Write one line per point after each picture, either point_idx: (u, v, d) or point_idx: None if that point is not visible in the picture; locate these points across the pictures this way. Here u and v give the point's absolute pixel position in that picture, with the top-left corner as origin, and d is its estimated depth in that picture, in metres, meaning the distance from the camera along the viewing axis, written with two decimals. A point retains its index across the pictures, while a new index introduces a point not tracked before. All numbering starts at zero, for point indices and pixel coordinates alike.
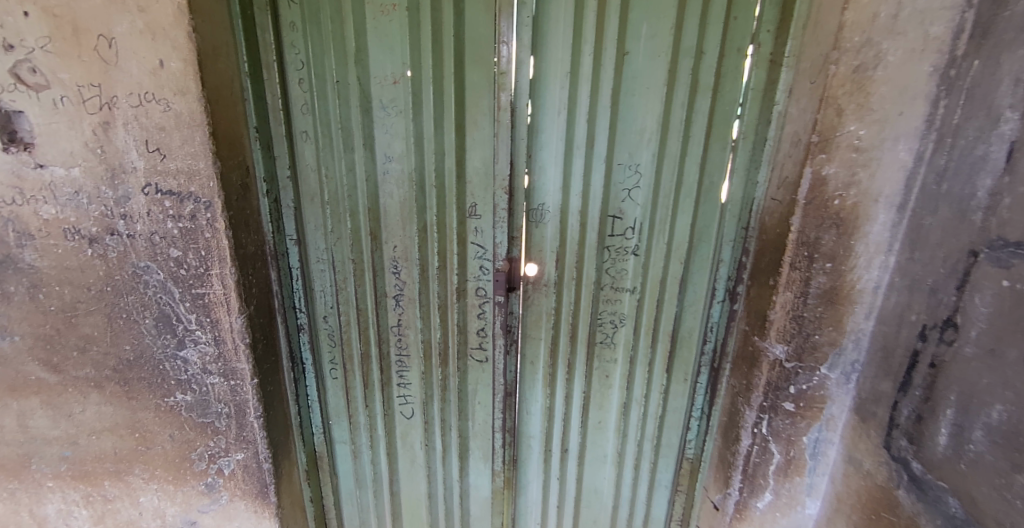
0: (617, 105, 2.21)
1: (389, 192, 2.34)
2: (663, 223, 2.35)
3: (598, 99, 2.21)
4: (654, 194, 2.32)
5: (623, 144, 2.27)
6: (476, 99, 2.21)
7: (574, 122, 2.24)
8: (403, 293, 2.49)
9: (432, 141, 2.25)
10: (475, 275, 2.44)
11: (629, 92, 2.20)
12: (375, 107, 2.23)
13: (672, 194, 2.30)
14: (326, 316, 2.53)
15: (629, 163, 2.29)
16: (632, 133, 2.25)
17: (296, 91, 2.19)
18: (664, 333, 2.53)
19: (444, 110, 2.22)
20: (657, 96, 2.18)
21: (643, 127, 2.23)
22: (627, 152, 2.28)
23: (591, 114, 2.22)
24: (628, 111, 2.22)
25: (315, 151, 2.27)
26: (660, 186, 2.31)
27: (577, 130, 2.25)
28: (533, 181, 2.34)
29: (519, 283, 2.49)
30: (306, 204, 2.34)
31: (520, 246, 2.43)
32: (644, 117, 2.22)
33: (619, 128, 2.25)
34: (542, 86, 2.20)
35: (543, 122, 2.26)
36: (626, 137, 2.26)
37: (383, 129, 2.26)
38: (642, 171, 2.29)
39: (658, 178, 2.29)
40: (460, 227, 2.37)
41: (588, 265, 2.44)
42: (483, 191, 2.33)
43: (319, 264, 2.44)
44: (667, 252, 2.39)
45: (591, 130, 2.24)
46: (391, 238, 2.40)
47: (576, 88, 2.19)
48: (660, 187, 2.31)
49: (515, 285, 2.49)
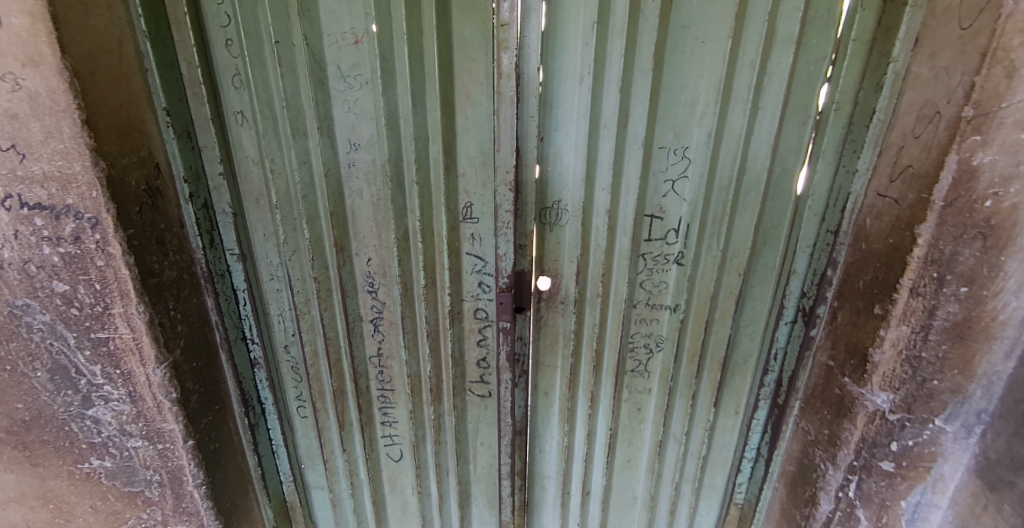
0: (661, 67, 1.62)
1: (356, 188, 1.78)
2: (718, 225, 1.79)
3: (635, 61, 1.61)
4: (707, 187, 1.75)
5: (668, 120, 1.69)
6: (469, 64, 1.61)
7: (603, 93, 1.65)
8: (383, 317, 1.97)
9: (409, 123, 1.66)
10: (473, 294, 1.91)
11: (679, 48, 1.60)
12: (331, 76, 1.64)
13: (731, 186, 1.73)
14: (287, 345, 2.01)
15: (675, 146, 1.71)
16: (679, 106, 1.66)
17: (222, 56, 1.60)
18: (712, 359, 2.00)
19: (425, 80, 1.62)
20: (719, 55, 1.58)
21: (697, 98, 1.64)
22: (673, 132, 1.70)
23: (627, 80, 1.63)
24: (675, 76, 1.63)
25: (255, 137, 1.70)
26: (717, 176, 1.73)
27: (605, 103, 1.66)
28: (545, 172, 1.77)
29: (529, 303, 1.95)
30: (250, 208, 1.79)
31: (531, 257, 1.88)
32: (698, 83, 1.63)
33: (662, 98, 1.66)
34: (559, 44, 1.61)
35: (560, 94, 1.67)
36: (673, 110, 1.67)
37: (345, 106, 1.68)
38: (693, 157, 1.72)
39: (714, 165, 1.72)
40: (451, 234, 1.81)
41: (619, 278, 1.90)
42: (480, 187, 1.75)
43: (274, 283, 1.90)
44: (723, 261, 1.84)
45: (625, 103, 1.66)
46: (363, 249, 1.86)
47: (606, 46, 1.60)
48: (716, 178, 1.73)
49: (524, 306, 1.96)
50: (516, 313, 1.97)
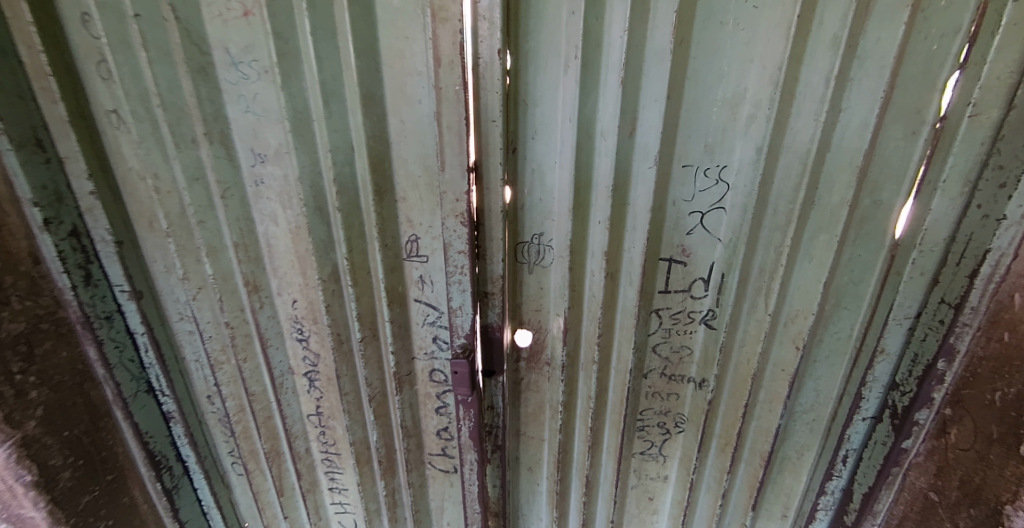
0: (688, 47, 1.06)
1: (269, 213, 1.34)
2: (771, 277, 1.21)
3: (647, 38, 1.05)
4: (755, 224, 1.17)
5: (697, 125, 1.12)
6: (401, 43, 1.10)
7: (598, 85, 1.10)
8: (319, 371, 1.54)
9: (323, 128, 1.18)
10: (426, 351, 1.44)
11: (718, 16, 1.03)
12: (220, 64, 1.19)
13: (795, 224, 1.14)
14: (211, 396, 1.63)
15: (706, 163, 1.15)
16: (716, 104, 1.09)
17: (80, 38, 1.19)
18: (753, 453, 1.44)
19: (340, 68, 1.13)
20: (781, 27, 1.00)
21: (743, 93, 1.07)
22: (705, 142, 1.13)
23: (635, 67, 1.07)
24: (710, 60, 1.06)
25: (134, 143, 1.29)
26: (771, 209, 1.15)
27: (602, 101, 1.11)
28: (518, 196, 1.24)
29: (500, 368, 1.44)
30: (143, 233, 1.40)
31: (499, 307, 1.35)
32: (746, 72, 1.05)
33: (691, 92, 1.10)
34: (534, 11, 1.05)
35: (535, 87, 1.12)
36: (707, 112, 1.11)
37: (242, 104, 1.22)
38: (734, 180, 1.15)
39: (766, 193, 1.14)
40: (391, 277, 1.34)
41: (624, 340, 1.36)
42: (427, 215, 1.26)
43: (184, 324, 1.52)
44: (775, 329, 1.27)
45: (632, 100, 1.10)
46: (286, 288, 1.44)
47: (602, 16, 1.04)
48: (770, 210, 1.15)
49: (493, 370, 1.45)
50: (483, 377, 1.46)
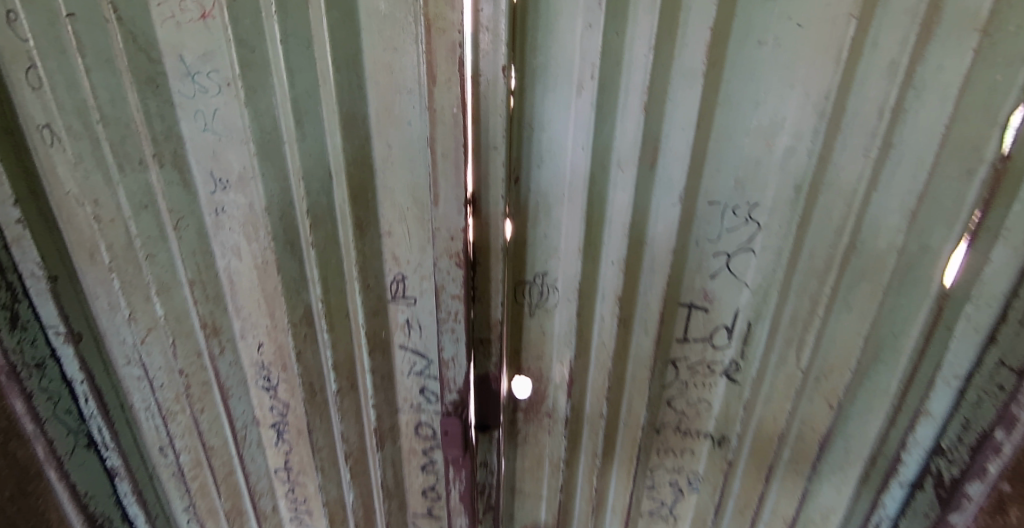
0: (719, 69, 0.89)
1: (231, 245, 1.16)
2: (805, 329, 1.06)
3: (674, 56, 0.88)
4: (790, 272, 1.01)
5: (727, 156, 0.96)
6: (388, 55, 0.93)
7: (615, 108, 0.94)
8: (287, 423, 1.35)
9: (294, 150, 1.01)
10: (412, 403, 1.27)
11: (755, 35, 0.87)
12: (173, 74, 1.01)
13: (834, 271, 0.99)
14: (163, 448, 1.43)
15: (736, 200, 0.99)
16: (748, 133, 0.94)
17: (6, 40, 1.00)
18: (777, 518, 1.29)
19: (316, 82, 0.96)
20: (829, 49, 0.84)
21: (780, 122, 0.92)
22: (735, 176, 0.97)
23: (659, 89, 0.91)
24: (745, 83, 0.90)
25: (71, 164, 1.09)
26: (807, 254, 1.00)
27: (620, 127, 0.95)
28: (521, 232, 1.08)
29: (495, 423, 1.26)
30: (84, 267, 1.21)
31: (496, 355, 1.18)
32: (786, 98, 0.90)
33: (720, 119, 0.94)
34: (545, 22, 0.89)
35: (543, 108, 0.96)
36: (738, 142, 0.95)
37: (199, 121, 1.04)
38: (767, 221, 0.99)
39: (804, 236, 0.98)
40: (372, 321, 1.16)
41: (636, 394, 1.20)
42: (415, 253, 1.09)
43: (132, 369, 1.32)
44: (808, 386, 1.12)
45: (655, 128, 0.94)
46: (251, 330, 1.25)
47: (622, 30, 0.87)
48: (807, 255, 1.00)
49: (487, 426, 1.27)
50: (477, 432, 1.28)
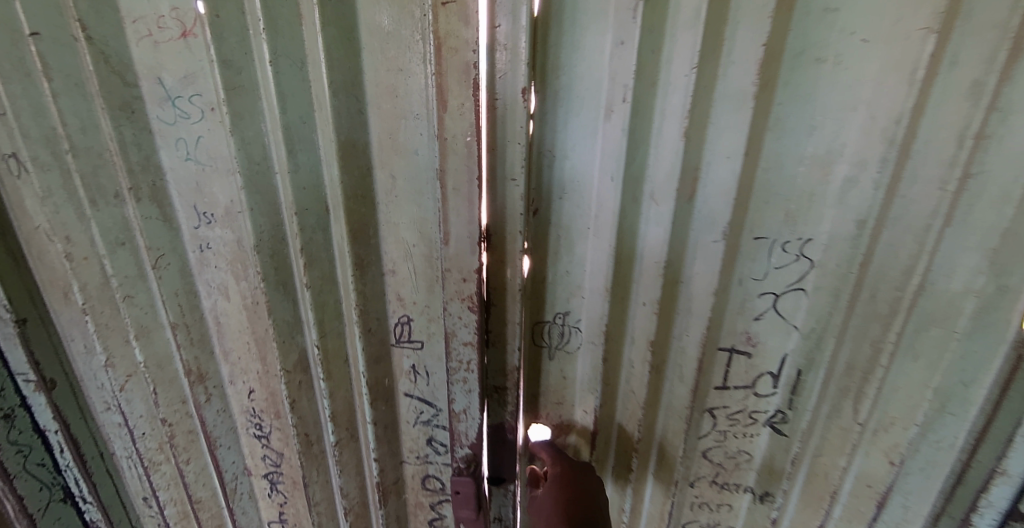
0: (771, 91, 0.79)
1: (218, 284, 1.04)
2: (864, 377, 0.93)
3: (718, 76, 0.79)
4: (848, 315, 0.89)
5: (776, 187, 0.85)
6: (392, 76, 0.83)
7: (649, 134, 0.84)
8: (281, 473, 1.23)
9: (286, 182, 0.89)
10: (418, 454, 1.15)
11: (814, 52, 0.77)
12: (151, 98, 0.90)
13: (898, 315, 0.86)
14: (148, 499, 1.30)
15: (786, 235, 0.87)
16: (803, 162, 0.83)
17: None
18: None
19: (311, 107, 0.85)
20: (901, 68, 0.74)
21: (839, 149, 0.80)
22: (785, 209, 0.86)
23: (703, 112, 0.81)
24: (799, 106, 0.80)
25: (37, 197, 0.98)
26: (867, 293, 0.87)
27: (655, 155, 0.84)
28: (540, 270, 0.97)
29: (512, 474, 1.14)
30: (57, 307, 1.10)
31: (511, 404, 1.06)
32: (845, 124, 0.79)
33: (769, 146, 0.83)
34: (571, 40, 0.80)
35: (568, 134, 0.86)
36: (791, 173, 0.84)
37: (181, 150, 0.93)
38: (820, 258, 0.87)
39: (864, 275, 0.86)
40: (375, 369, 1.04)
41: (668, 445, 1.07)
42: (422, 294, 0.98)
43: (111, 416, 1.20)
44: (859, 442, 0.97)
45: (694, 155, 0.84)
46: (240, 375, 1.14)
47: (659, 47, 0.79)
48: (867, 295, 0.87)
49: (502, 478, 1.15)
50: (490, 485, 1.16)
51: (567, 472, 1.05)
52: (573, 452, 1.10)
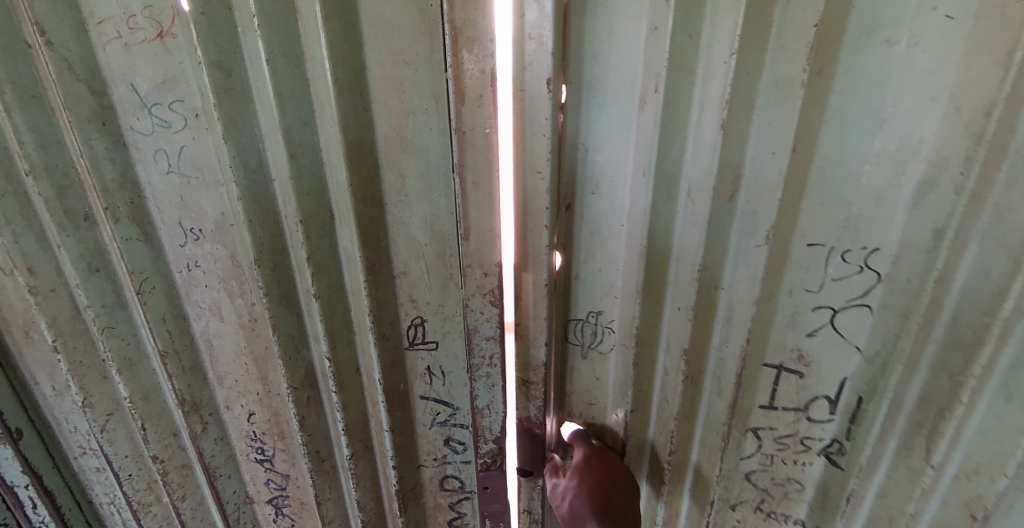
0: (826, 77, 0.73)
1: (211, 304, 0.97)
2: (939, 415, 0.78)
3: (764, 63, 0.74)
4: (920, 335, 0.78)
5: (837, 189, 0.77)
6: (398, 71, 0.80)
7: (686, 126, 0.79)
8: (288, 496, 1.17)
9: (287, 189, 0.84)
10: (436, 456, 1.12)
11: (883, 36, 0.70)
12: (123, 106, 0.82)
13: (987, 343, 0.72)
14: None
15: (847, 243, 0.79)
16: (868, 161, 0.75)
17: None
18: None
19: (310, 108, 0.80)
20: (995, 49, 0.65)
21: (914, 146, 0.72)
22: (846, 213, 0.78)
23: (744, 102, 0.75)
24: (862, 95, 0.73)
25: None
26: (949, 316, 0.75)
27: (689, 150, 0.80)
28: (574, 268, 0.93)
29: (537, 467, 1.07)
30: (21, 348, 0.98)
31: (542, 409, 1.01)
32: (928, 113, 0.70)
33: (826, 142, 0.76)
34: (602, 29, 0.77)
35: (598, 128, 0.83)
36: (852, 173, 0.76)
37: (161, 162, 0.86)
38: (891, 271, 0.78)
39: (942, 293, 0.75)
40: (390, 375, 1.01)
41: (704, 462, 1.00)
42: (436, 293, 0.95)
43: (90, 462, 1.09)
44: (931, 492, 0.81)
45: (735, 152, 0.78)
46: (239, 398, 1.07)
47: (697, 33, 0.74)
48: (948, 318, 0.75)
49: (525, 471, 1.07)
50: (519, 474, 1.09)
51: (605, 482, 0.97)
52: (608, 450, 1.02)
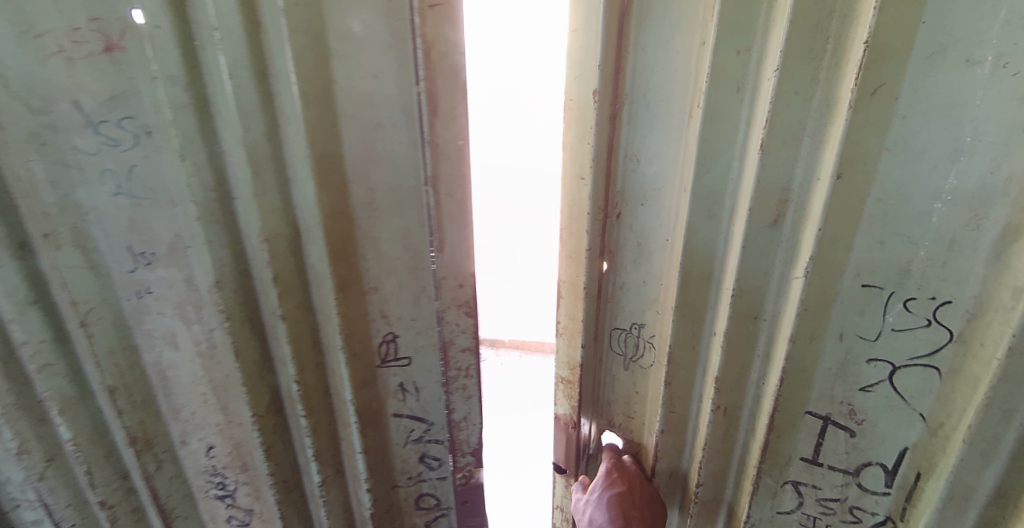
0: (885, 100, 0.68)
1: (167, 332, 0.92)
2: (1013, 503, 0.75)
3: (817, 83, 0.71)
4: (982, 408, 0.72)
5: (898, 227, 0.73)
6: (366, 85, 0.79)
7: (733, 146, 0.78)
8: None
9: (250, 208, 0.81)
10: (410, 474, 1.10)
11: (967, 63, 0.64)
12: (67, 125, 0.77)
13: None
14: None
15: (910, 291, 0.75)
16: (940, 199, 0.70)
17: None
18: None
19: (274, 123, 0.78)
20: None
21: (1000, 188, 0.66)
22: (911, 255, 0.73)
23: (785, 123, 0.73)
24: (938, 123, 0.67)
25: None
26: None
27: (728, 169, 0.80)
28: (627, 278, 0.94)
29: (572, 468, 1.09)
30: None
31: (581, 409, 1.02)
32: (1010, 150, 0.64)
33: (888, 172, 0.71)
34: (657, 48, 0.79)
35: (653, 139, 0.84)
36: (920, 209, 0.71)
37: (109, 184, 0.81)
38: (964, 332, 0.73)
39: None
40: (362, 394, 0.98)
41: (737, 501, 0.99)
42: (409, 306, 0.94)
43: (27, 513, 1.00)
44: None
45: (778, 180, 0.76)
46: (197, 430, 1.00)
47: (746, 57, 0.74)
48: None
49: (561, 467, 1.10)
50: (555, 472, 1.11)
51: (628, 494, 0.97)
52: (635, 467, 1.03)
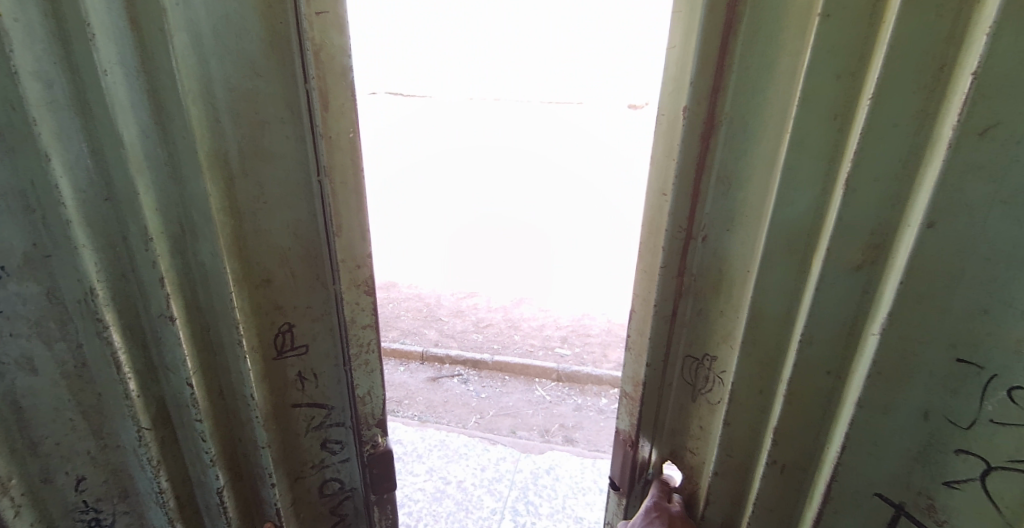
0: (1000, 141, 0.60)
1: (28, 354, 0.84)
2: None
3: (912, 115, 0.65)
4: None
5: (1000, 302, 0.66)
6: (250, 83, 0.83)
7: (816, 173, 0.74)
8: None
9: (131, 207, 0.79)
10: (314, 463, 1.13)
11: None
12: None
13: None
14: None
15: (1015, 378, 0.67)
16: None
17: None
18: None
19: (153, 119, 0.78)
20: None
21: None
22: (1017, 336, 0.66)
23: (877, 159, 0.68)
24: None
25: None
26: None
27: (816, 203, 0.75)
28: (706, 305, 0.92)
29: (628, 486, 1.11)
30: None
31: (641, 428, 1.04)
32: None
33: (996, 232, 0.64)
34: (761, 69, 0.76)
35: (746, 163, 0.81)
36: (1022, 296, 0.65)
37: None
38: None
39: None
40: (262, 388, 0.99)
41: None
42: (304, 295, 0.99)
43: None
44: None
45: (870, 219, 0.71)
46: (66, 462, 0.92)
47: (846, 76, 0.69)
48: None
49: (615, 483, 1.13)
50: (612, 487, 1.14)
51: None
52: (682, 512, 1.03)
